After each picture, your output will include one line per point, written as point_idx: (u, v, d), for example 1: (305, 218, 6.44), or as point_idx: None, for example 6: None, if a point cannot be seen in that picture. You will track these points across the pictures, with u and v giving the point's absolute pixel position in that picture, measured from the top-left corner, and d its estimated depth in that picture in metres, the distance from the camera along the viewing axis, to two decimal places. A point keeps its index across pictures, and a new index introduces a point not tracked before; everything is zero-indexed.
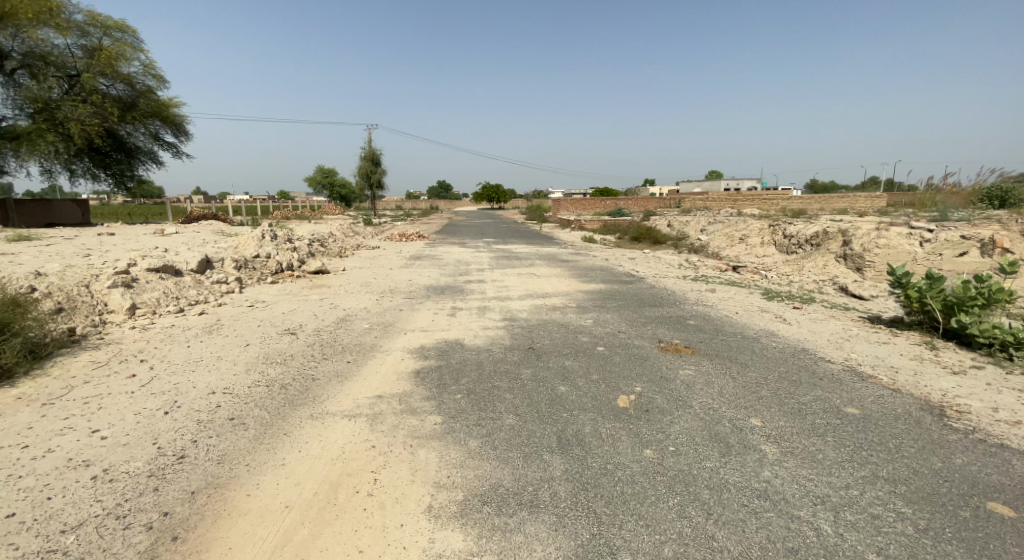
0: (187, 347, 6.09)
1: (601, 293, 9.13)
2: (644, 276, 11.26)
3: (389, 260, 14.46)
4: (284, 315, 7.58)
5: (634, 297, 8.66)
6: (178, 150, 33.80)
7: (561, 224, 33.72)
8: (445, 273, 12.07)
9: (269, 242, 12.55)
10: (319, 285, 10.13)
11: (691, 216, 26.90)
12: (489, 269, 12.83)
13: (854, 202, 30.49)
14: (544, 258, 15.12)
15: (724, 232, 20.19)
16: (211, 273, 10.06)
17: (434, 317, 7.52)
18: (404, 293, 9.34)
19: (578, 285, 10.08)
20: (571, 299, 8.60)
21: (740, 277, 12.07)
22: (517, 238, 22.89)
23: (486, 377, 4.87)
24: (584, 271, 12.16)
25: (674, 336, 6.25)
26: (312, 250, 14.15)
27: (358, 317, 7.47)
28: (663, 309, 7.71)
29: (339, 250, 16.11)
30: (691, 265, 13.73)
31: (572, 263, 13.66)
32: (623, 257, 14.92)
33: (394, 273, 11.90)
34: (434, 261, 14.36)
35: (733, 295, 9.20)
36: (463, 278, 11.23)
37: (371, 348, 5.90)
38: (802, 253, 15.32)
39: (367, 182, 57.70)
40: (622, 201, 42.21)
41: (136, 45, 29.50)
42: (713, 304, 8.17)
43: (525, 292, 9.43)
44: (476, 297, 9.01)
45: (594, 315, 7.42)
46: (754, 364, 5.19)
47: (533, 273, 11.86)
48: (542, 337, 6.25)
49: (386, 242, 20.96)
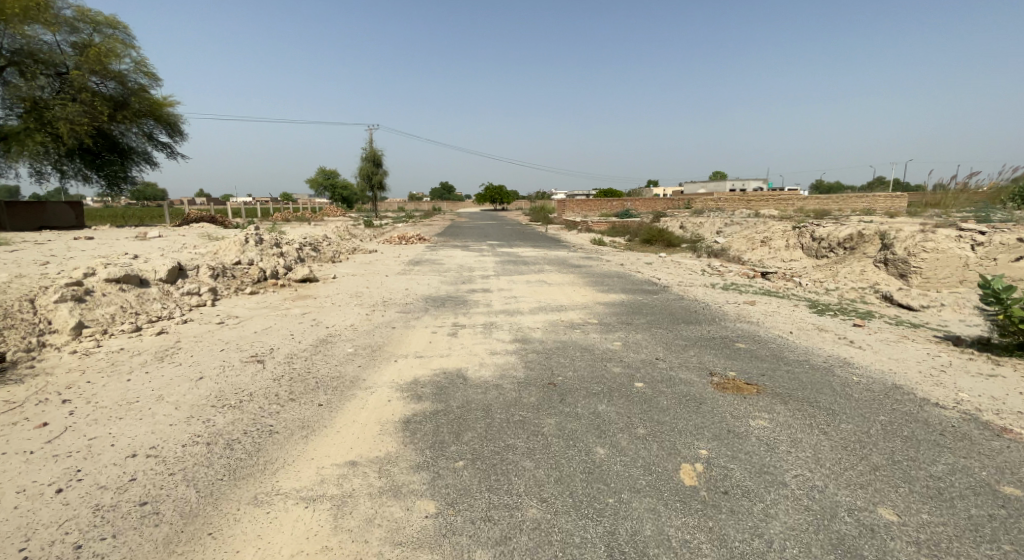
0: (126, 382, 4.87)
1: (625, 307, 7.95)
2: (668, 285, 10.06)
3: (385, 265, 13.31)
4: (256, 336, 6.39)
5: (664, 312, 7.46)
6: (173, 151, 32.74)
7: (567, 225, 32.54)
8: (446, 281, 10.92)
9: (253, 247, 11.40)
10: (303, 297, 8.98)
11: (703, 217, 25.66)
12: (494, 276, 11.66)
13: (873, 202, 29.24)
14: (554, 263, 13.93)
15: (743, 234, 18.97)
16: (183, 283, 8.90)
17: (432, 338, 6.36)
18: (399, 306, 8.19)
19: (597, 296, 8.90)
20: (592, 314, 7.42)
21: (775, 286, 10.85)
22: (523, 241, 21.69)
23: (496, 430, 3.70)
24: (600, 278, 10.98)
25: (728, 366, 5.04)
26: (301, 255, 12.99)
27: (342, 339, 6.30)
28: (704, 329, 6.50)
29: (333, 254, 14.96)
30: (716, 271, 12.52)
31: (585, 269, 12.48)
32: (640, 263, 13.72)
33: (390, 282, 10.74)
34: (433, 267, 13.20)
35: (777, 308, 7.99)
36: (467, 288, 10.07)
37: (351, 384, 4.72)
38: (834, 257, 14.10)
39: (368, 183, 56.62)
40: (630, 202, 40.98)
41: (127, 42, 28.46)
42: (759, 321, 6.96)
43: (537, 304, 8.26)
44: (481, 311, 7.85)
45: (622, 335, 6.24)
46: (843, 412, 4.03)
47: (545, 281, 10.70)
48: (564, 368, 5.08)
49: (384, 245, 19.80)
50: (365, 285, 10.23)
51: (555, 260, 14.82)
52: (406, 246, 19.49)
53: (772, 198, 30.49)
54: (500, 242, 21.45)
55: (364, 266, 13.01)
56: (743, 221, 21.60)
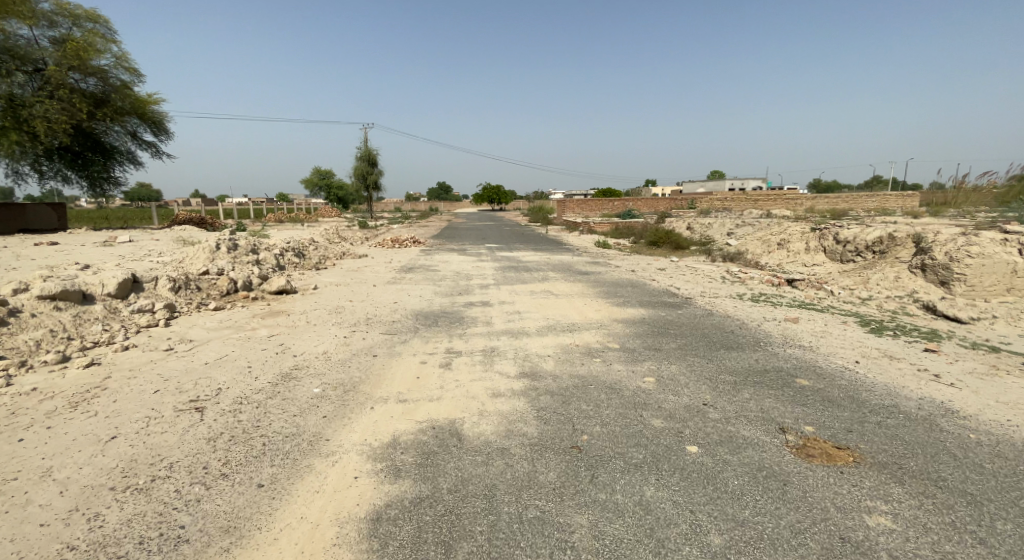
0: (12, 446, 3.72)
1: (648, 326, 6.80)
2: (691, 296, 8.94)
3: (375, 272, 12.15)
4: (205, 370, 5.23)
5: (697, 334, 6.34)
6: (158, 151, 31.51)
7: (568, 226, 31.43)
8: (440, 291, 9.76)
9: (226, 254, 10.24)
10: (275, 313, 7.82)
11: (712, 218, 24.55)
12: (494, 285, 10.51)
13: (886, 202, 28.18)
14: (559, 270, 12.78)
15: (758, 236, 17.86)
16: (135, 298, 7.73)
17: (420, 370, 5.21)
18: (384, 325, 7.03)
19: (614, 311, 7.76)
20: (611, 336, 6.29)
21: (807, 296, 9.73)
22: (523, 244, 20.55)
23: (504, 538, 2.58)
24: (612, 288, 9.83)
25: (798, 418, 3.91)
26: (282, 261, 11.84)
27: (311, 372, 5.14)
28: (751, 359, 5.36)
29: (318, 260, 13.80)
30: (737, 278, 11.41)
31: (593, 277, 11.34)
32: (653, 269, 12.60)
33: (377, 293, 9.58)
34: (428, 274, 12.03)
35: (825, 326, 6.85)
36: (463, 300, 8.91)
37: (307, 447, 3.58)
38: (862, 262, 12.99)
39: (364, 184, 55.44)
40: (632, 202, 39.84)
41: (108, 36, 27.24)
42: (812, 347, 5.83)
43: (545, 322, 7.11)
44: (480, 331, 6.70)
45: (653, 367, 5.11)
46: (986, 499, 2.91)
47: (551, 292, 9.56)
48: (588, 417, 3.94)
49: (376, 248, 18.64)
50: (349, 297, 9.07)
51: (559, 266, 13.69)
52: (401, 250, 18.32)
53: (781, 197, 29.41)
54: (500, 245, 20.32)
55: (352, 274, 11.85)
56: (755, 222, 20.47)
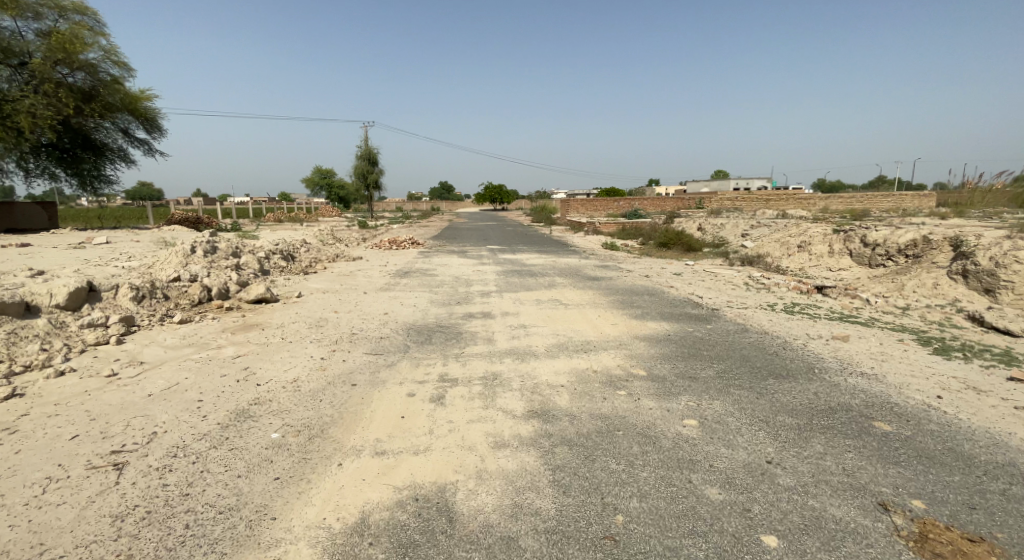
0: None
1: (675, 345, 5.85)
2: (717, 306, 7.98)
3: (367, 277, 11.21)
4: (145, 406, 4.29)
5: (737, 357, 5.37)
6: (151, 148, 30.62)
7: (573, 226, 30.47)
8: (437, 300, 8.81)
9: (202, 258, 9.30)
10: (248, 327, 6.88)
11: (723, 218, 23.56)
12: (496, 292, 9.56)
13: (902, 202, 27.10)
14: (566, 274, 11.82)
15: (775, 238, 16.86)
16: (89, 309, 6.80)
17: (405, 405, 4.26)
18: (369, 343, 6.08)
19: (633, 326, 6.79)
20: (634, 359, 5.34)
21: (844, 306, 8.75)
22: (527, 245, 19.59)
23: None
24: (627, 296, 8.87)
25: (894, 487, 3.00)
26: (267, 265, 10.91)
27: (272, 409, 4.20)
28: (808, 392, 4.40)
29: (308, 264, 12.88)
30: (762, 285, 10.44)
31: (604, 282, 10.37)
32: (669, 274, 11.63)
33: (365, 301, 8.64)
34: (424, 279, 11.09)
35: (881, 345, 5.87)
36: (460, 310, 7.96)
37: (243, 534, 2.65)
38: (894, 267, 12.00)
39: (364, 182, 54.56)
40: (637, 202, 38.82)
41: (97, 29, 26.32)
42: (877, 373, 4.86)
43: (555, 340, 6.14)
44: (479, 351, 5.74)
45: (691, 402, 4.18)
46: None
47: (558, 300, 8.60)
48: (619, 483, 3.02)
49: (372, 250, 17.73)
50: (333, 307, 8.13)
51: (565, 269, 12.75)
52: (398, 251, 17.38)
53: (793, 197, 28.38)
54: (503, 246, 19.37)
55: (341, 279, 10.90)
56: (770, 222, 19.47)
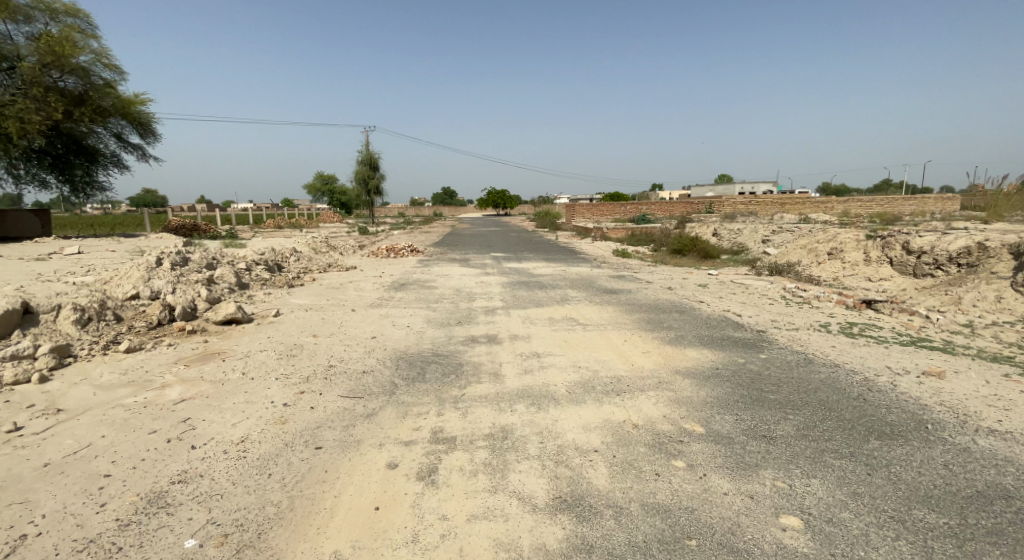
0: None
1: (732, 385, 4.66)
2: (763, 327, 6.82)
3: (359, 291, 10.08)
4: (32, 486, 3.16)
5: (817, 404, 4.21)
6: (145, 154, 29.62)
7: (580, 232, 29.32)
8: (434, 319, 7.66)
9: (168, 271, 8.18)
10: (208, 357, 5.73)
11: (740, 223, 22.39)
12: (502, 308, 8.42)
13: (926, 206, 25.78)
14: (580, 286, 10.65)
15: (802, 245, 15.63)
16: (18, 336, 5.68)
17: (383, 484, 3.09)
18: (348, 380, 4.91)
19: (670, 355, 5.60)
20: (681, 407, 4.13)
21: (906, 326, 7.56)
22: (533, 252, 18.42)
23: None
24: (655, 314, 7.67)
25: None
26: (248, 278, 9.80)
27: (200, 493, 3.05)
28: (935, 465, 3.34)
29: (296, 275, 11.76)
30: (803, 300, 9.26)
31: (625, 297, 9.17)
32: (695, 287, 10.43)
33: (352, 321, 7.49)
34: (422, 292, 9.96)
35: (987, 384, 4.69)
36: (461, 333, 6.78)
37: None
38: (944, 277, 10.78)
39: (365, 188, 53.52)
40: (646, 207, 37.58)
41: (89, 32, 25.45)
42: (1012, 433, 3.74)
43: (577, 376, 4.96)
44: (483, 393, 4.56)
45: (779, 482, 3.06)
46: None
47: (575, 320, 7.42)
48: None
49: (369, 258, 16.62)
50: (313, 328, 6.97)
51: (577, 281, 11.57)
52: (396, 260, 16.28)
53: (810, 201, 27.11)
54: (509, 254, 18.24)
55: (330, 293, 9.78)
56: (793, 227, 18.21)
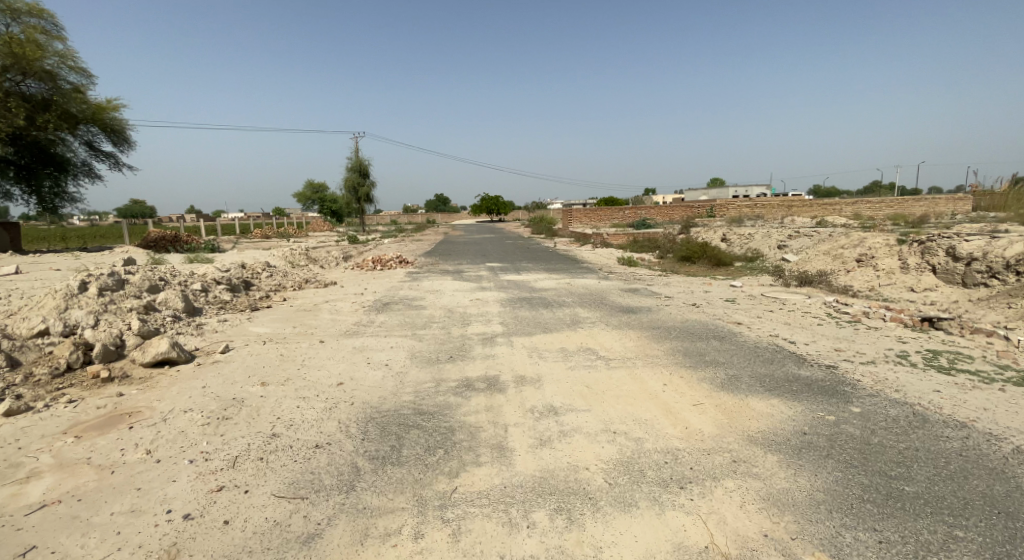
0: None
1: (842, 471, 3.26)
2: (829, 362, 5.45)
3: (333, 314, 8.63)
4: None
5: (984, 506, 2.83)
6: (118, 162, 27.92)
7: (578, 237, 28.02)
8: (419, 352, 6.21)
9: (95, 298, 6.72)
10: (112, 422, 4.31)
11: (749, 226, 21.14)
12: (501, 335, 7.00)
13: (938, 207, 24.69)
14: (589, 303, 9.26)
15: (824, 251, 14.34)
16: None
17: None
18: (292, 465, 3.48)
19: (731, 410, 4.18)
20: (787, 521, 2.74)
21: (994, 351, 6.20)
22: (532, 262, 17.00)
23: None
24: (689, 342, 6.28)
25: None
26: (202, 303, 8.34)
27: None
28: None
29: (265, 295, 10.29)
30: (852, 318, 7.91)
31: (646, 317, 7.78)
32: (723, 302, 9.07)
33: (317, 358, 6.05)
34: (406, 314, 8.53)
35: None
36: (451, 374, 5.34)
37: None
38: (1000, 286, 9.50)
39: (355, 195, 52.01)
40: (644, 211, 36.30)
41: (54, 33, 23.92)
42: None
43: (613, 452, 3.54)
44: (483, 487, 3.15)
45: None
46: None
47: (593, 351, 6.02)
48: None
49: (353, 272, 15.18)
50: (264, 371, 5.53)
51: (585, 295, 10.21)
52: (383, 273, 14.85)
53: (818, 203, 25.90)
54: (505, 263, 16.87)
55: (299, 318, 8.32)
56: (810, 231, 16.91)
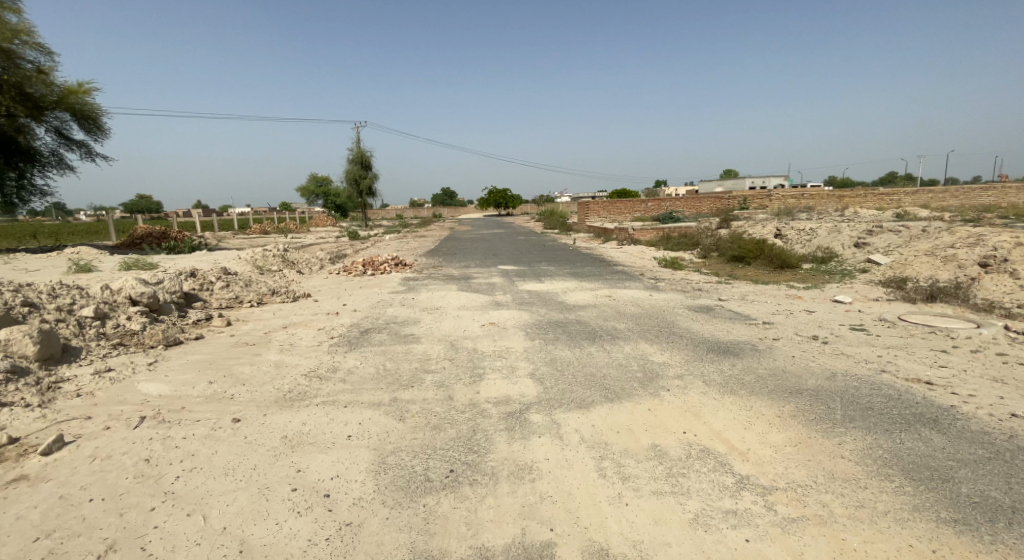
0: None
1: None
2: None
3: (282, 354, 5.87)
4: None
5: None
6: (92, 152, 25.11)
7: (600, 233, 25.15)
8: (396, 453, 3.44)
9: None
10: None
11: (804, 220, 18.18)
12: (538, 403, 4.22)
13: (1012, 197, 21.63)
14: (655, 331, 6.42)
15: (925, 252, 11.39)
16: None
17: None
18: None
19: None
20: None
21: None
22: (554, 264, 14.13)
23: None
24: (887, 440, 3.46)
25: None
26: (83, 343, 5.61)
27: None
28: None
29: (201, 318, 7.55)
30: None
31: (761, 368, 4.93)
32: (852, 334, 6.19)
33: (206, 471, 3.30)
34: (389, 354, 5.76)
35: None
36: (450, 542, 2.57)
37: None
38: None
39: (357, 189, 49.31)
40: (668, 204, 33.23)
41: (14, 6, 21.37)
42: None
43: None
44: None
45: None
46: None
47: (719, 458, 3.22)
48: None
49: (339, 277, 12.46)
50: (77, 520, 2.79)
51: (640, 315, 7.35)
52: (374, 279, 12.11)
53: (871, 194, 22.85)
54: (523, 266, 14.06)
55: (226, 362, 5.56)
56: (893, 226, 13.96)
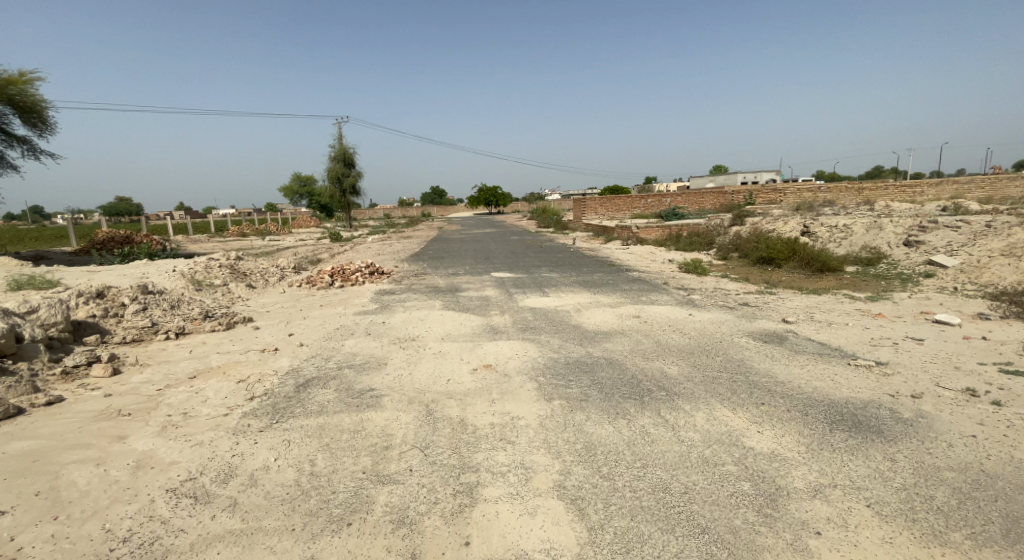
0: None
1: None
2: None
3: (159, 439, 3.78)
4: None
5: None
6: (37, 149, 22.53)
7: (601, 231, 23.17)
8: None
9: None
10: None
11: (831, 215, 16.32)
12: None
13: None
14: (727, 383, 4.38)
15: (1004, 251, 9.52)
16: None
17: None
18: None
19: None
20: None
21: None
22: (557, 270, 12.10)
23: None
24: None
25: None
26: None
27: None
28: None
29: (79, 365, 5.41)
30: None
31: (945, 472, 2.94)
32: (1017, 383, 4.23)
33: None
34: (330, 436, 3.69)
35: None
36: None
37: None
38: None
39: (340, 188, 46.89)
40: (670, 200, 31.28)
41: None
42: None
43: None
44: None
45: None
46: None
47: None
48: None
49: (300, 291, 10.32)
50: None
51: (691, 351, 5.31)
52: (342, 293, 9.98)
53: (893, 186, 21.33)
54: (522, 273, 12.00)
55: (58, 461, 3.45)
56: (947, 221, 12.09)
